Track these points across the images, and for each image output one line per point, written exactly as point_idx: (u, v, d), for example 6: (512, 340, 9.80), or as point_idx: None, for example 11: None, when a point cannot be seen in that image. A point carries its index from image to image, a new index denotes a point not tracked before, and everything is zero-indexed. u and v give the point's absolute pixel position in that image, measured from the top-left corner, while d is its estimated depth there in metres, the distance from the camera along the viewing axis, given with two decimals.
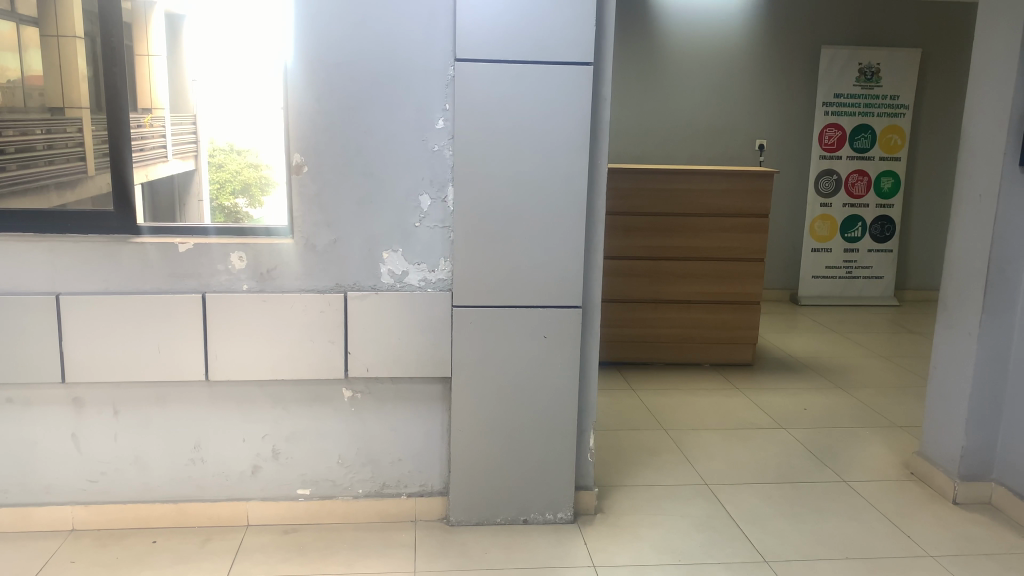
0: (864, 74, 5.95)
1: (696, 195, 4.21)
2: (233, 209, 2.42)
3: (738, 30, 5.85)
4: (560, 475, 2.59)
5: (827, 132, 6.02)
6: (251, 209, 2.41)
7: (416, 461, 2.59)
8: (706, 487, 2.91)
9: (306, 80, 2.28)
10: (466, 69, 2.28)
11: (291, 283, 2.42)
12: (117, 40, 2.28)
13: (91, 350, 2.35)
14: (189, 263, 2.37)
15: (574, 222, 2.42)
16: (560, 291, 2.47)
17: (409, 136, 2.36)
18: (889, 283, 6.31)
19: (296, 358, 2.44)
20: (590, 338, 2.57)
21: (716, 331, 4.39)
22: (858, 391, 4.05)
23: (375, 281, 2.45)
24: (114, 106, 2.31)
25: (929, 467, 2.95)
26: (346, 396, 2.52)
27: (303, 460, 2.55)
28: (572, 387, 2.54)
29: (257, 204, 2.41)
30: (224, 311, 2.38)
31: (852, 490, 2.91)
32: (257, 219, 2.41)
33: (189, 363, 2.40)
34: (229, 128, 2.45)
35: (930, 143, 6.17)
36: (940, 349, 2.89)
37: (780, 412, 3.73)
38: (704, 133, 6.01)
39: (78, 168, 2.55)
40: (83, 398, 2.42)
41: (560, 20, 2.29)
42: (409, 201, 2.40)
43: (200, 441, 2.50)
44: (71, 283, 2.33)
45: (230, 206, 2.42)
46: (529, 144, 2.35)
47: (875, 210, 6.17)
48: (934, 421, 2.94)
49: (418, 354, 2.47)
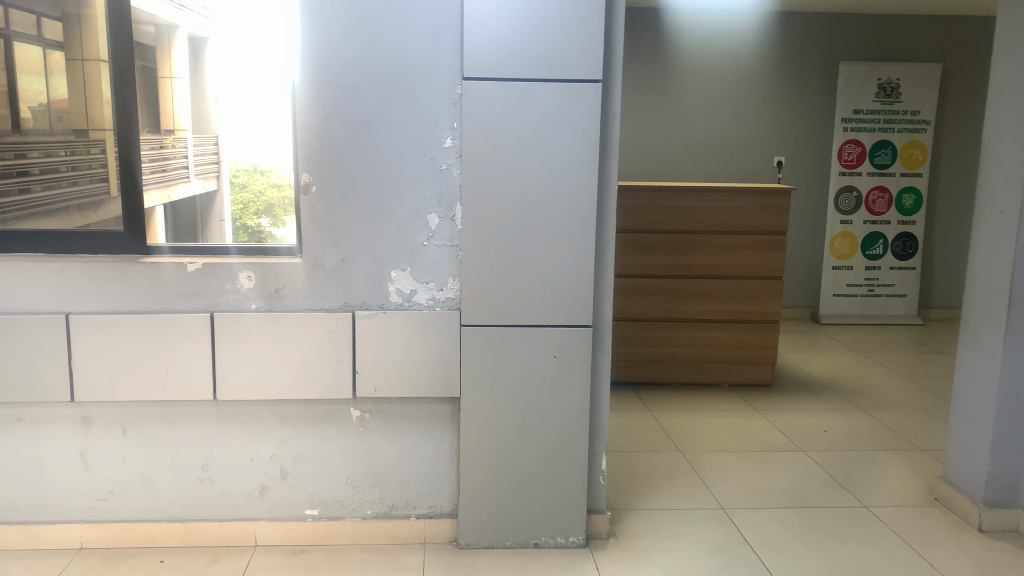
0: (884, 89, 5.88)
1: (712, 213, 4.17)
2: (256, 229, 2.37)
3: (755, 46, 5.81)
4: (573, 497, 2.55)
5: (847, 148, 5.95)
6: (274, 229, 2.39)
7: (424, 482, 2.56)
8: (722, 512, 2.84)
9: (313, 98, 2.28)
10: (474, 87, 2.27)
11: (300, 303, 2.41)
12: (127, 56, 2.31)
13: (99, 369, 2.36)
14: (199, 282, 2.37)
15: (585, 241, 2.39)
16: (569, 310, 2.43)
17: (417, 153, 2.35)
18: (913, 301, 6.18)
19: (302, 377, 2.42)
20: (601, 357, 2.53)
21: (734, 351, 4.32)
22: (879, 413, 3.96)
23: (384, 300, 2.43)
24: (126, 126, 2.34)
25: (953, 492, 2.86)
26: (354, 416, 2.49)
27: (310, 480, 2.52)
28: (585, 407, 2.50)
29: (280, 224, 2.39)
30: (232, 331, 2.37)
31: (873, 515, 2.83)
32: (280, 238, 2.40)
33: (198, 381, 2.39)
34: (252, 148, 2.39)
35: (953, 160, 6.07)
36: (962, 370, 2.82)
37: (798, 433, 3.65)
38: (721, 150, 5.97)
39: (103, 189, 2.48)
40: (91, 417, 2.42)
41: (568, 38, 2.27)
42: (417, 219, 2.39)
43: (207, 461, 2.48)
44: (81, 303, 2.33)
45: (252, 226, 2.37)
46: (537, 159, 2.33)
47: (897, 227, 6.07)
48: (957, 444, 2.87)
49: (426, 373, 2.45)
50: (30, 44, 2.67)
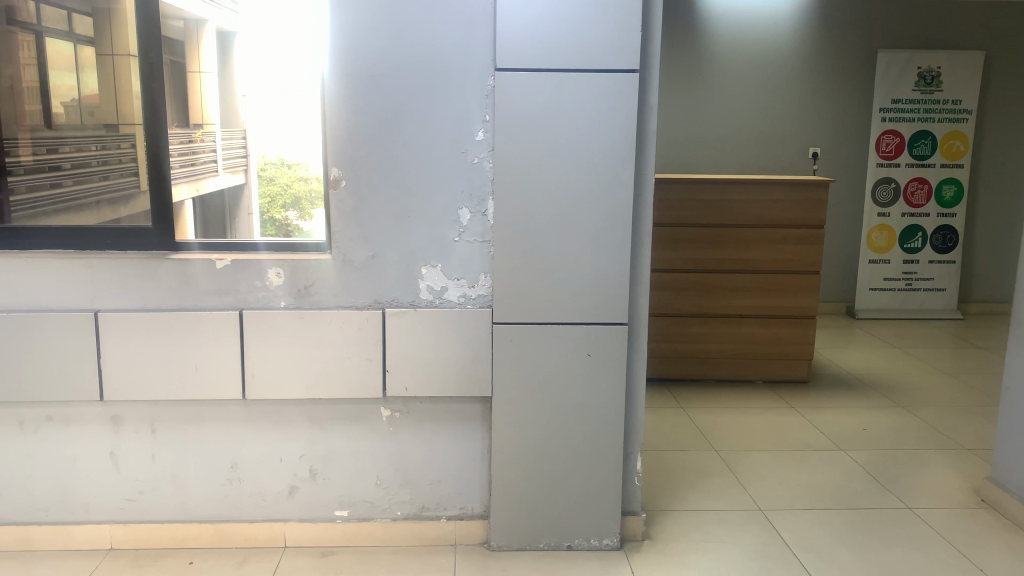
0: (924, 78, 5.71)
1: (747, 206, 4.07)
2: (283, 222, 2.34)
3: (790, 35, 5.67)
4: (606, 499, 2.48)
5: (885, 139, 5.79)
6: (302, 222, 2.35)
7: (455, 483, 2.51)
8: (759, 512, 2.76)
9: (342, 92, 2.23)
10: (506, 78, 2.21)
11: (330, 300, 2.36)
12: (156, 55, 2.27)
13: (128, 369, 2.34)
14: (227, 280, 2.33)
15: (620, 237, 2.32)
16: (604, 308, 2.37)
17: (449, 147, 2.29)
18: (952, 295, 6.02)
19: (331, 376, 2.38)
20: (636, 356, 2.46)
21: (769, 347, 4.22)
22: (920, 411, 3.84)
23: (414, 297, 2.38)
24: (155, 123, 2.30)
25: (1001, 493, 2.76)
26: (384, 415, 2.45)
27: (340, 480, 2.48)
28: (619, 407, 2.43)
29: (308, 217, 2.35)
30: (262, 329, 2.34)
31: (917, 516, 2.74)
32: (307, 232, 2.37)
33: (227, 380, 2.36)
34: (281, 143, 2.37)
35: (996, 150, 5.88)
36: (1012, 367, 2.70)
37: (837, 432, 3.55)
38: (754, 142, 5.85)
39: (131, 182, 2.43)
40: (121, 416, 2.40)
41: (605, 27, 2.20)
42: (448, 214, 2.33)
43: (237, 460, 2.45)
44: (110, 301, 2.31)
45: (281, 219, 2.35)
46: (572, 152, 2.26)
47: (936, 220, 5.90)
48: (1006, 444, 2.76)
49: (457, 372, 2.40)
50: (60, 39, 2.75)
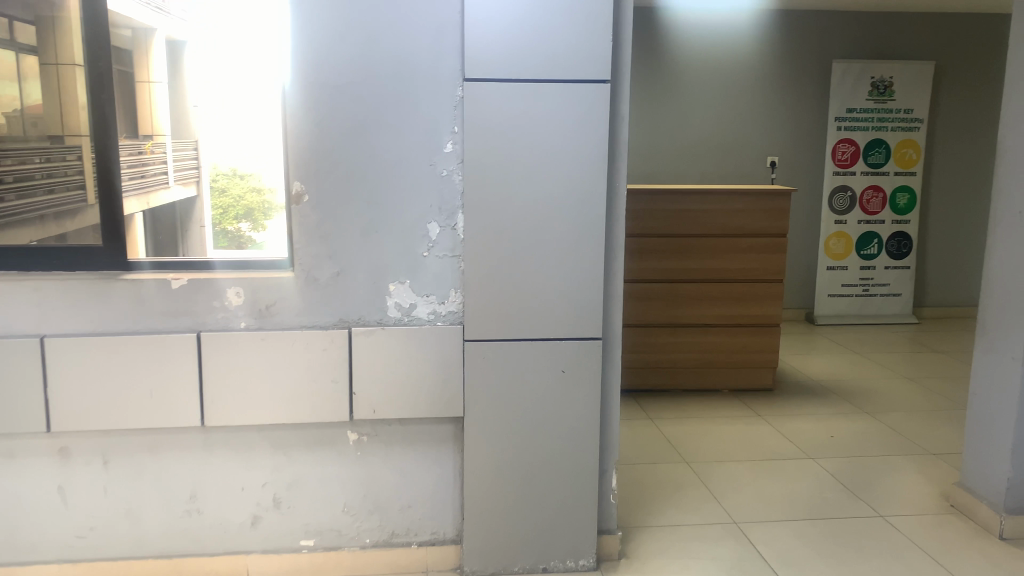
0: (877, 87, 5.81)
1: (712, 216, 4.07)
2: (235, 233, 2.27)
3: (747, 45, 5.73)
4: (582, 519, 2.42)
5: (840, 148, 5.89)
6: (254, 233, 2.26)
7: (426, 507, 2.42)
8: (735, 526, 2.73)
9: (304, 103, 2.15)
10: (476, 88, 2.14)
11: (292, 320, 2.26)
12: (105, 65, 2.17)
13: (77, 397, 2.20)
14: (184, 300, 2.22)
15: (594, 250, 2.27)
16: (578, 323, 2.31)
17: (416, 159, 2.22)
18: (907, 301, 6.13)
19: (296, 400, 2.28)
20: (611, 371, 2.41)
21: (736, 356, 4.21)
22: (886, 417, 3.87)
23: (382, 315, 2.29)
24: (104, 133, 2.20)
25: (971, 499, 2.77)
26: (351, 439, 2.35)
27: (305, 508, 2.38)
28: (594, 423, 2.38)
29: (260, 228, 2.27)
30: (221, 352, 2.23)
31: (891, 525, 2.73)
32: (260, 244, 2.27)
33: (185, 407, 2.24)
34: (234, 152, 2.28)
35: (946, 157, 6.01)
36: (979, 374, 2.72)
37: (805, 440, 3.55)
38: (713, 150, 5.88)
39: (78, 197, 2.29)
40: (70, 447, 2.26)
41: (575, 36, 2.15)
42: (417, 229, 2.25)
43: (196, 491, 2.33)
44: (57, 325, 2.18)
45: (232, 231, 2.27)
46: (542, 165, 2.20)
47: (891, 227, 6.01)
48: (974, 450, 2.77)
49: (428, 393, 2.31)
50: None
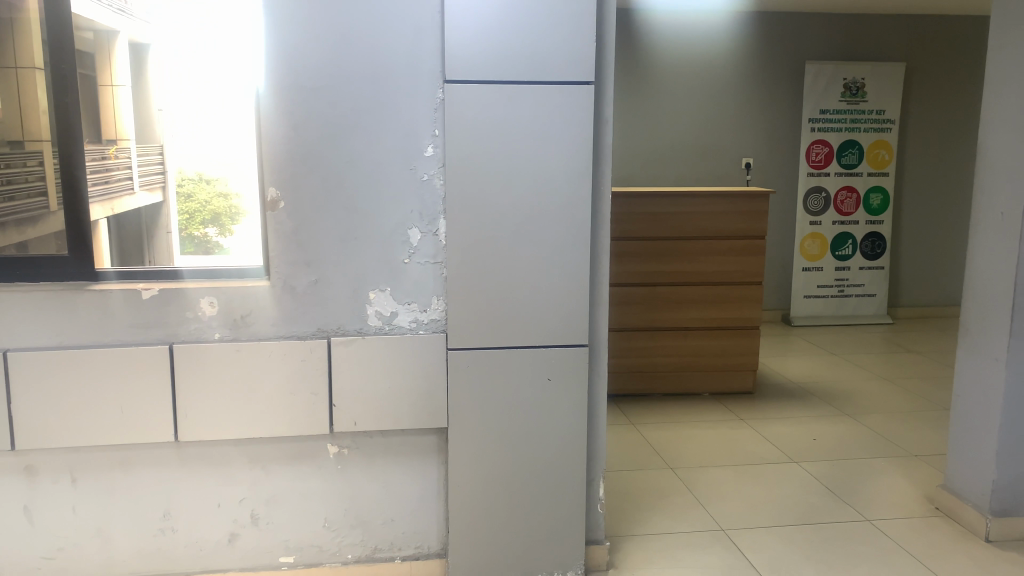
0: (850, 89, 5.86)
1: (691, 219, 4.06)
2: (202, 239, 2.18)
3: (721, 47, 5.73)
4: (570, 530, 2.37)
5: (814, 149, 5.92)
6: (220, 238, 2.18)
7: (410, 521, 2.35)
8: (723, 533, 2.70)
9: (278, 107, 2.08)
10: (457, 90, 2.09)
11: (269, 330, 2.19)
12: (68, 68, 2.09)
13: (43, 413, 2.11)
14: (155, 311, 2.13)
15: (579, 256, 2.23)
16: (563, 329, 2.26)
17: (396, 163, 2.16)
18: (882, 300, 6.18)
19: (274, 413, 2.20)
20: (597, 378, 2.37)
21: (717, 359, 4.20)
22: (866, 418, 3.88)
23: (362, 324, 2.22)
24: (67, 136, 2.10)
25: (956, 501, 2.76)
26: (331, 452, 2.28)
27: (285, 524, 2.30)
28: (581, 432, 2.33)
29: (227, 233, 2.18)
30: (195, 364, 2.15)
31: (878, 529, 2.72)
32: (226, 250, 2.18)
33: (157, 422, 2.16)
34: (200, 155, 2.19)
35: (918, 158, 6.07)
36: (962, 376, 2.72)
37: (788, 444, 3.54)
38: (688, 152, 5.88)
39: (41, 204, 2.20)
40: (36, 466, 2.16)
41: (558, 37, 2.10)
42: (397, 235, 2.19)
43: (170, 508, 2.24)
44: (21, 338, 2.08)
45: (199, 236, 2.18)
46: (526, 169, 2.15)
47: (865, 227, 6.05)
48: (959, 452, 2.76)
49: (411, 403, 2.25)
50: None
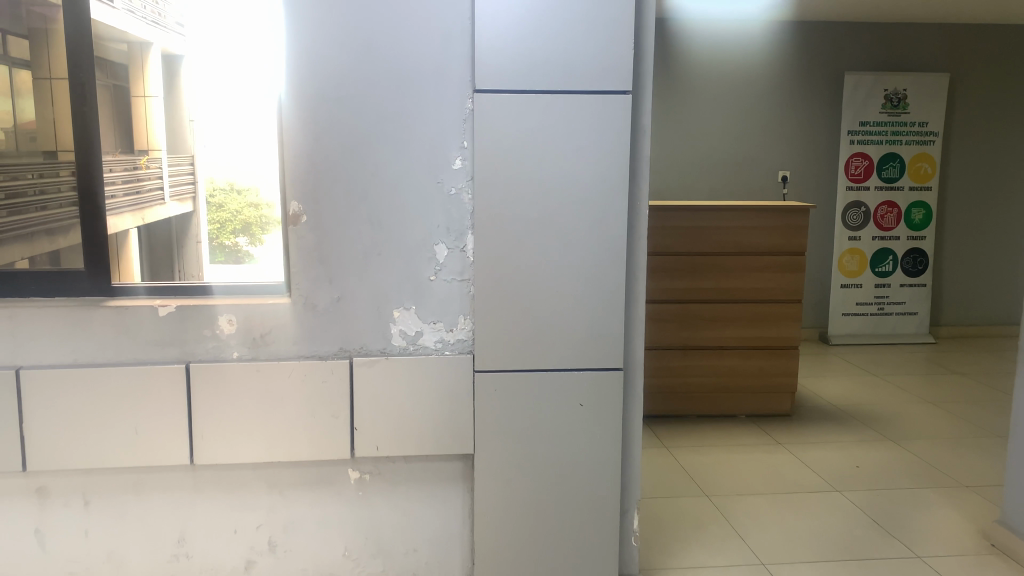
0: (891, 100, 5.68)
1: (727, 234, 3.92)
2: (232, 247, 2.11)
3: (756, 58, 5.59)
4: (603, 564, 2.24)
5: (854, 162, 5.75)
6: (250, 247, 2.10)
7: (434, 551, 2.24)
8: (763, 567, 2.55)
9: (301, 116, 1.99)
10: (486, 100, 1.99)
11: (289, 349, 2.09)
12: (87, 77, 2.01)
13: (55, 434, 2.03)
14: (172, 329, 2.05)
15: (615, 273, 2.11)
16: (596, 351, 2.14)
17: (422, 175, 2.06)
18: (923, 319, 5.97)
19: (293, 436, 2.11)
20: (632, 402, 2.25)
21: (753, 379, 4.04)
22: (911, 444, 3.70)
23: (385, 344, 2.12)
24: (86, 148, 2.02)
25: (1015, 538, 2.59)
26: (352, 478, 2.18)
27: (303, 553, 2.20)
28: (616, 460, 2.21)
29: (257, 242, 2.10)
30: (212, 384, 2.06)
31: (929, 567, 2.56)
32: (256, 258, 2.09)
33: (172, 444, 2.07)
34: (229, 163, 2.13)
35: (962, 172, 5.87)
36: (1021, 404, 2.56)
37: (830, 470, 3.38)
38: (722, 164, 5.74)
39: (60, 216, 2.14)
40: (48, 487, 2.09)
41: (594, 44, 2.00)
42: (423, 251, 2.09)
43: (185, 533, 2.15)
44: (35, 356, 2.01)
45: (230, 245, 2.12)
46: (559, 182, 2.04)
47: (906, 243, 5.86)
48: (1016, 486, 2.59)
49: (435, 428, 2.14)
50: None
